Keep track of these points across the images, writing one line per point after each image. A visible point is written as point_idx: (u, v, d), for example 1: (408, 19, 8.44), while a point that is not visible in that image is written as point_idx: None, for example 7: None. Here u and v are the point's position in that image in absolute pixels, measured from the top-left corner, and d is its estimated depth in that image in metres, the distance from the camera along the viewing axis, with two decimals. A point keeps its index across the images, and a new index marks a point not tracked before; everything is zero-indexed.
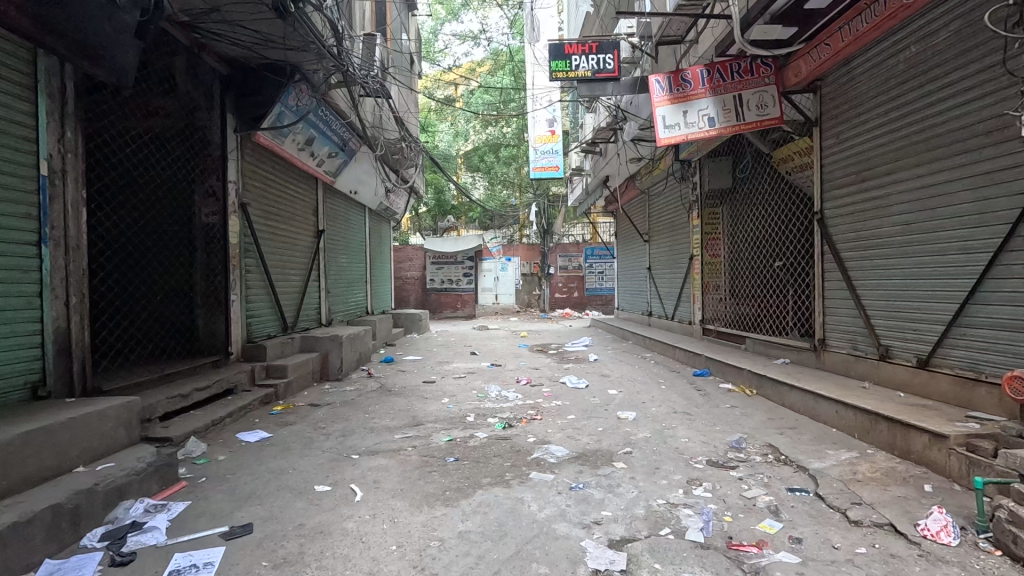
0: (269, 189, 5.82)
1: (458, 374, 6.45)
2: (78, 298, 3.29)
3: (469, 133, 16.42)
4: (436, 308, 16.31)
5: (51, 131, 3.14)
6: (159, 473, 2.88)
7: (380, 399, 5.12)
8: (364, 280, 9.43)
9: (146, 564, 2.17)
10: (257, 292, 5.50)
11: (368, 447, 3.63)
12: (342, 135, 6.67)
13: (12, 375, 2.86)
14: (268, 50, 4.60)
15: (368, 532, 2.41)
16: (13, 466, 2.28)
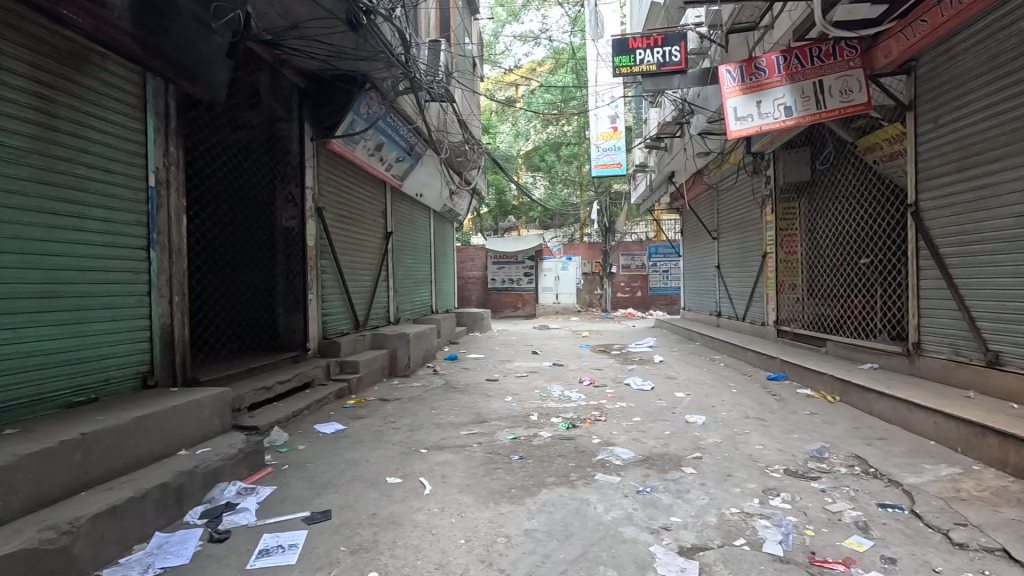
0: (343, 194, 6.13)
1: (521, 373, 6.48)
2: (179, 297, 3.63)
3: (530, 133, 16.44)
4: (497, 307, 16.51)
5: (157, 146, 3.49)
6: (249, 459, 3.12)
7: (445, 395, 5.26)
8: (429, 280, 9.72)
9: (239, 542, 2.36)
10: (332, 292, 5.81)
11: (436, 442, 3.74)
12: (409, 140, 6.90)
13: (126, 366, 3.20)
14: (341, 62, 4.84)
15: (436, 525, 2.49)
16: (128, 448, 2.55)
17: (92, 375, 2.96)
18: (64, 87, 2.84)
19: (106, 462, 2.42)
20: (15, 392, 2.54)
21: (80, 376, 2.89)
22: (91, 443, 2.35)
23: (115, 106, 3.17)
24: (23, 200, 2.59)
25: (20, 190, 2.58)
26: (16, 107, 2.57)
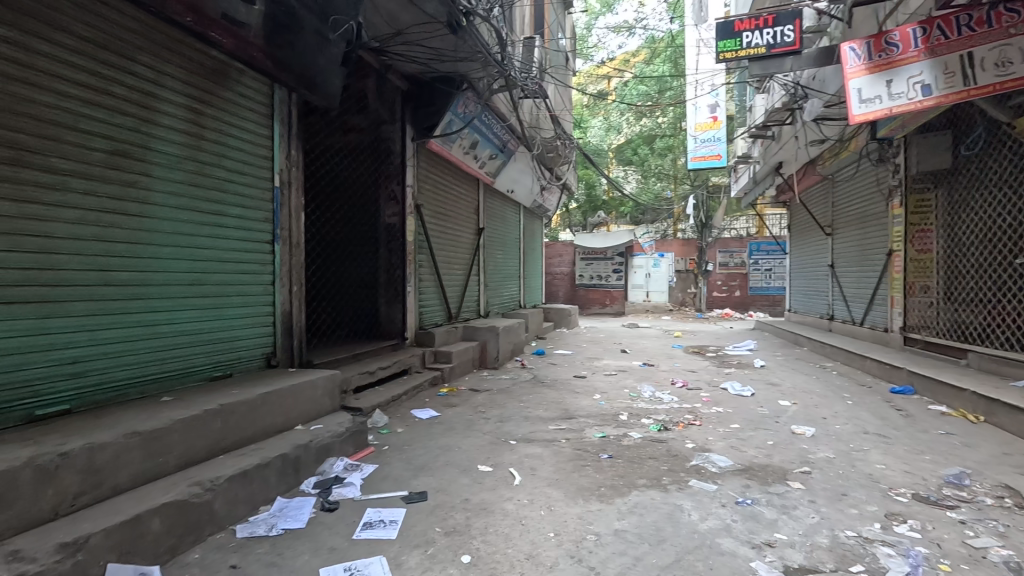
0: (439, 191, 6.40)
1: (609, 371, 6.37)
2: (297, 286, 4.02)
3: (622, 126, 16.00)
4: (584, 304, 16.32)
5: (281, 151, 3.86)
6: (354, 437, 3.38)
7: (533, 389, 5.32)
8: (517, 276, 9.85)
9: (347, 513, 2.57)
10: (428, 285, 6.08)
11: (524, 435, 3.80)
12: (502, 137, 7.04)
13: (254, 347, 3.59)
14: (441, 64, 5.05)
15: (526, 515, 2.53)
16: (255, 420, 2.87)
17: (227, 353, 3.36)
18: (211, 100, 3.24)
19: (237, 430, 2.74)
20: (169, 365, 2.95)
21: (218, 354, 3.29)
22: (228, 413, 2.68)
23: (248, 116, 3.55)
24: (178, 201, 3.00)
25: (176, 192, 2.99)
26: (174, 120, 2.97)
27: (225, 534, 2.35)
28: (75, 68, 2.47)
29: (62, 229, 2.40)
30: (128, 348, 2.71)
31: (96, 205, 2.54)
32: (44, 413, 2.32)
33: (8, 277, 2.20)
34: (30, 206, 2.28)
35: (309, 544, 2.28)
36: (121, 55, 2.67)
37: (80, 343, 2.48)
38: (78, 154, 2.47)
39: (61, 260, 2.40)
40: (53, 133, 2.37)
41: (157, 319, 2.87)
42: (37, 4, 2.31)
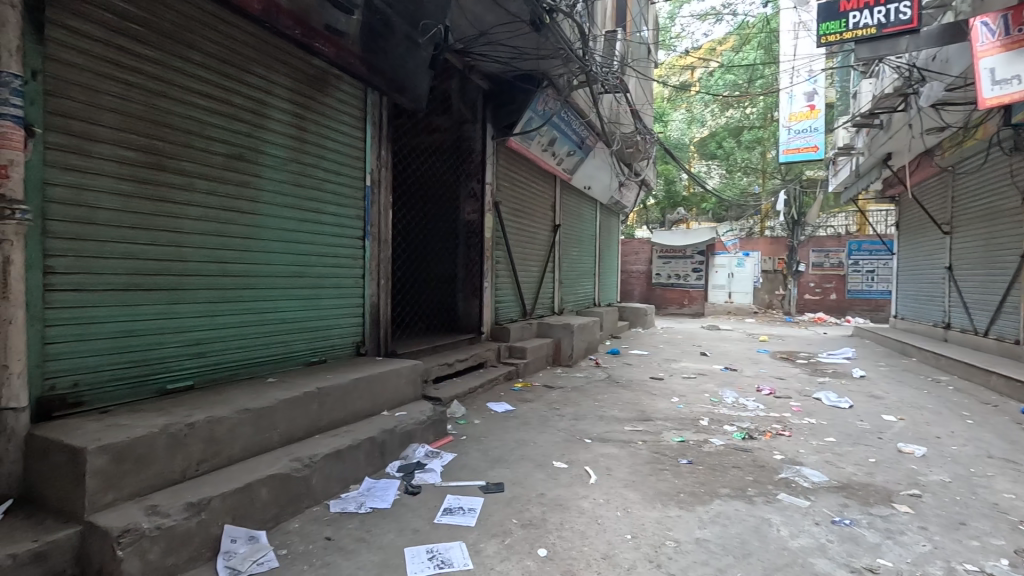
0: (517, 189, 6.47)
1: (688, 374, 6.14)
2: (384, 280, 4.23)
3: (706, 118, 15.27)
4: (661, 304, 15.81)
5: (372, 152, 4.09)
6: (435, 426, 3.52)
7: (608, 389, 5.25)
8: (592, 273, 9.74)
9: (429, 498, 2.69)
10: (504, 281, 6.19)
11: (600, 434, 3.77)
12: (581, 133, 7.00)
13: (345, 336, 3.84)
14: (522, 62, 5.10)
15: (602, 515, 2.51)
16: (347, 404, 3.07)
17: (322, 341, 3.62)
18: (312, 106, 3.49)
19: (331, 412, 2.95)
20: (273, 350, 3.23)
21: (315, 341, 3.55)
22: (323, 396, 2.90)
23: (344, 119, 3.79)
24: (283, 199, 3.27)
25: (281, 191, 3.26)
26: (281, 125, 3.25)
27: (320, 507, 2.55)
28: (201, 81, 2.76)
29: (188, 225, 2.70)
30: (240, 332, 3.00)
31: (216, 204, 2.84)
32: (173, 387, 2.64)
33: (146, 267, 2.51)
34: (164, 205, 2.59)
35: (395, 524, 2.41)
36: (240, 68, 2.96)
37: (202, 327, 2.79)
38: (202, 158, 2.76)
39: (187, 252, 2.70)
40: (183, 140, 2.67)
41: (263, 307, 3.15)
42: (173, 26, 2.61)
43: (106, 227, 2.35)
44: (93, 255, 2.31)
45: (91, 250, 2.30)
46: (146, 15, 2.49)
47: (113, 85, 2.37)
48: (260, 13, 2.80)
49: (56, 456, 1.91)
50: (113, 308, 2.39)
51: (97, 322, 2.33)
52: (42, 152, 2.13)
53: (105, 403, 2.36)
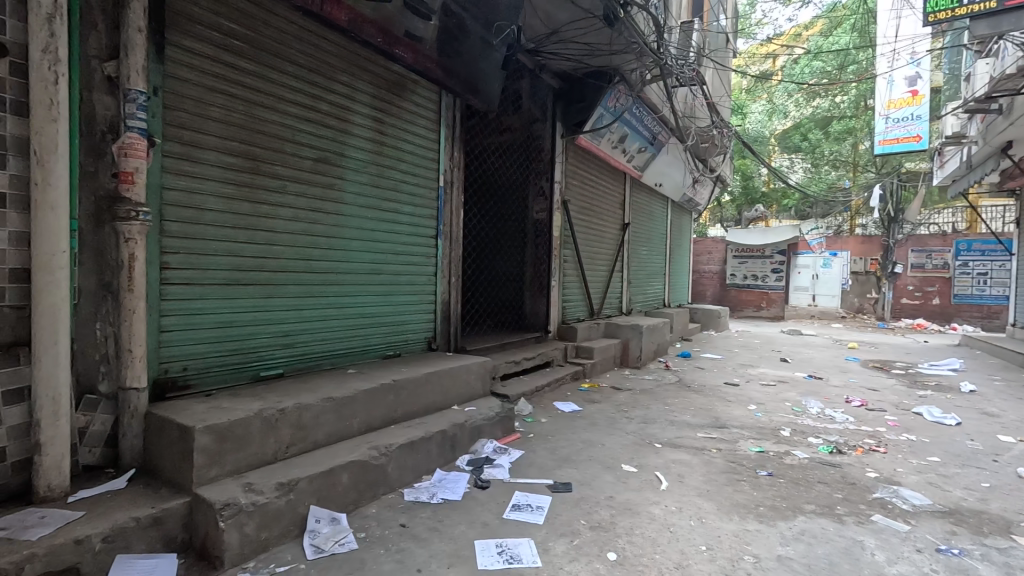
0: (586, 187, 6.39)
1: (766, 381, 5.79)
2: (455, 277, 4.34)
3: (789, 109, 14.34)
4: (735, 306, 15.02)
5: (446, 153, 4.20)
6: (503, 422, 3.56)
7: (679, 393, 5.07)
8: (662, 273, 9.44)
9: (497, 493, 2.73)
10: (571, 280, 6.15)
11: (671, 439, 3.65)
12: (653, 129, 6.82)
13: (419, 331, 3.98)
14: (593, 59, 5.04)
15: (674, 523, 2.43)
16: (421, 397, 3.18)
17: (397, 335, 3.78)
18: (392, 110, 3.65)
19: (406, 404, 3.07)
20: (354, 343, 3.41)
21: (390, 335, 3.71)
22: (399, 388, 3.02)
23: (420, 122, 3.92)
24: (363, 200, 3.43)
25: (362, 193, 3.43)
26: (363, 130, 3.42)
27: (395, 494, 2.66)
28: (293, 91, 2.96)
29: (281, 225, 2.91)
30: (324, 324, 3.19)
31: (305, 205, 3.03)
32: (266, 374, 2.86)
33: (244, 263, 2.74)
34: (260, 206, 2.80)
35: (465, 516, 2.47)
36: (327, 77, 3.15)
37: (291, 319, 2.99)
38: (293, 162, 2.96)
39: (279, 250, 2.91)
40: (276, 146, 2.88)
41: (345, 302, 3.33)
42: (270, 41, 2.82)
43: (211, 227, 2.58)
44: (200, 253, 2.54)
45: (199, 248, 2.54)
46: (247, 31, 2.71)
47: (219, 97, 2.60)
48: (346, 24, 2.96)
49: (169, 433, 2.14)
50: (216, 301, 2.62)
51: (203, 313, 2.56)
52: (160, 159, 2.38)
53: (208, 386, 2.60)
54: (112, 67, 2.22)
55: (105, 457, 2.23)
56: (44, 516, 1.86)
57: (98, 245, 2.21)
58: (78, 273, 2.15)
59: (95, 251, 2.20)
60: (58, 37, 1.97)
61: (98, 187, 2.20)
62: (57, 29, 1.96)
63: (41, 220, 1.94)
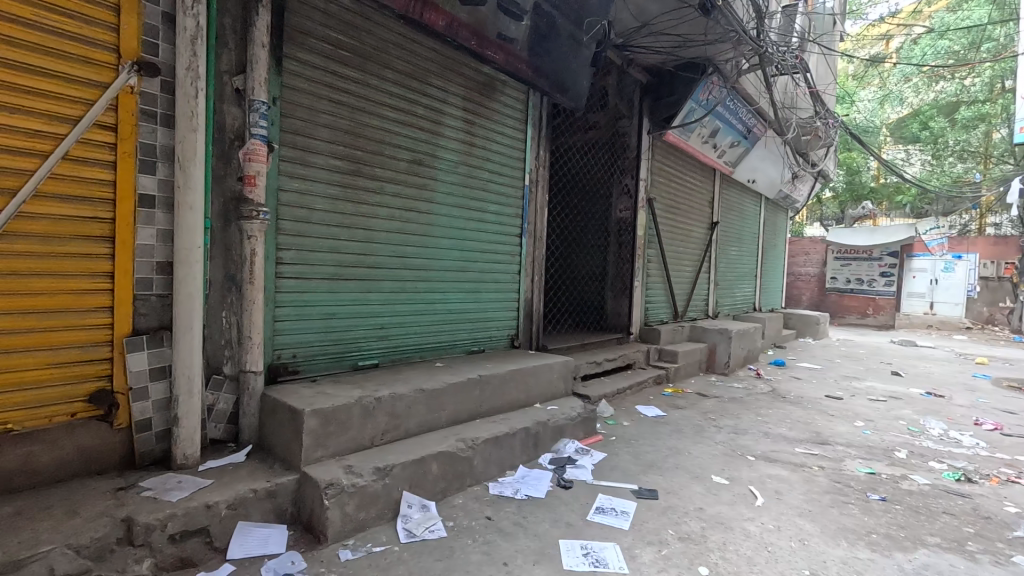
0: (673, 184, 6.16)
1: (875, 396, 5.25)
2: (537, 276, 4.36)
3: (906, 95, 12.96)
4: (836, 312, 13.84)
5: (532, 151, 4.23)
6: (585, 423, 3.52)
7: (773, 403, 4.75)
8: (753, 274, 8.89)
9: (581, 494, 2.70)
10: (655, 280, 5.95)
11: (765, 453, 3.42)
12: (747, 122, 6.41)
13: (502, 329, 4.04)
14: (684, 51, 4.85)
15: (773, 542, 2.27)
16: (505, 393, 3.23)
17: (482, 332, 3.86)
18: (482, 111, 3.73)
19: (491, 400, 3.13)
20: (441, 337, 3.52)
21: (475, 332, 3.80)
22: (484, 383, 3.08)
23: (508, 122, 3.97)
24: (453, 199, 3.54)
25: (452, 192, 3.54)
26: (454, 131, 3.52)
27: (480, 487, 2.72)
28: (392, 96, 3.11)
29: (378, 224, 3.07)
30: (415, 319, 3.33)
31: (400, 204, 3.18)
32: (363, 364, 3.04)
33: (346, 259, 2.92)
34: (361, 206, 2.98)
35: (549, 514, 2.48)
36: (422, 81, 3.28)
37: (386, 313, 3.15)
38: (390, 164, 3.12)
39: (377, 247, 3.07)
40: (376, 148, 3.04)
41: (434, 298, 3.45)
42: (372, 49, 2.99)
43: (319, 226, 2.78)
44: (310, 249, 2.76)
45: (308, 245, 2.75)
46: (353, 42, 2.89)
47: (328, 105, 2.80)
48: (444, 29, 3.06)
49: (281, 414, 2.33)
50: (322, 294, 2.83)
51: (311, 305, 2.77)
52: (277, 163, 2.60)
53: (314, 372, 2.81)
54: (240, 81, 2.45)
55: (227, 432, 2.48)
56: (181, 481, 2.10)
57: (225, 242, 2.45)
58: (209, 267, 2.40)
59: (223, 247, 2.45)
60: (198, 56, 2.21)
61: (226, 190, 2.45)
62: (198, 49, 2.21)
63: (182, 219, 2.20)
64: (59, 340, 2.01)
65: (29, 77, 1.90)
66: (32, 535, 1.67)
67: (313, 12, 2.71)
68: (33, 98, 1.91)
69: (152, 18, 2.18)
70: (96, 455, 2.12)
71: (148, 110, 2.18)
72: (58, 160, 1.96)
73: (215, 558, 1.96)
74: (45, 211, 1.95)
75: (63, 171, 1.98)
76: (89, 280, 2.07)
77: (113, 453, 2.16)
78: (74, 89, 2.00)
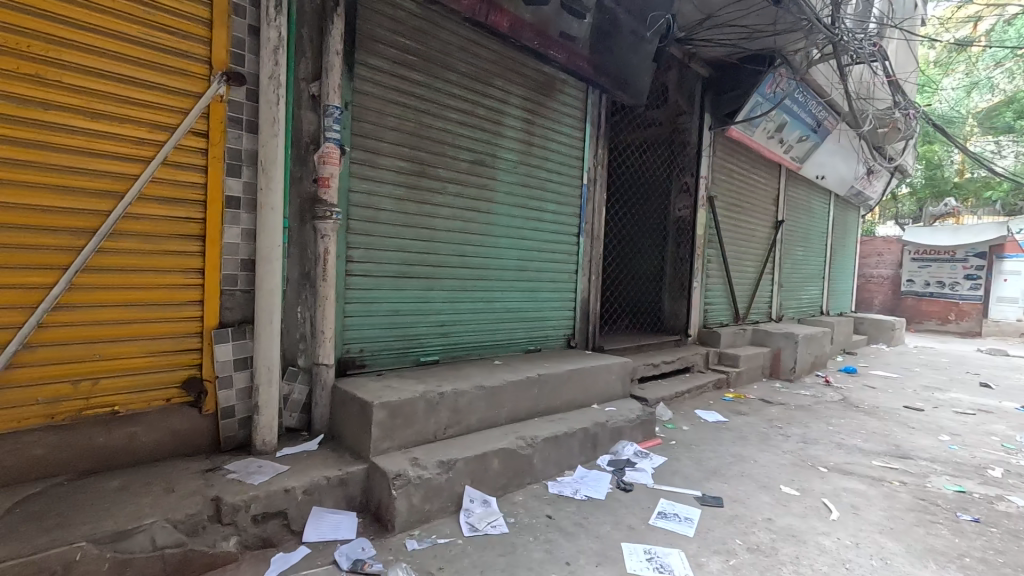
0: (735, 181, 5.93)
1: (962, 408, 4.85)
2: (595, 276, 4.32)
3: (996, 81, 11.37)
4: (913, 317, 12.92)
5: (591, 150, 4.19)
6: (644, 426, 3.45)
7: (846, 413, 4.48)
8: (821, 276, 8.43)
9: (642, 498, 2.66)
10: (715, 281, 5.75)
11: (839, 464, 3.23)
12: (817, 115, 6.08)
13: (559, 328, 4.03)
14: (751, 43, 4.67)
15: (851, 559, 2.15)
16: (562, 392, 3.22)
17: (539, 331, 3.87)
18: (541, 111, 3.74)
19: (549, 399, 3.13)
20: (499, 335, 3.56)
21: (532, 330, 3.81)
22: (542, 382, 3.09)
23: (567, 121, 3.96)
24: (512, 199, 3.56)
25: (511, 192, 3.57)
26: (514, 131, 3.55)
27: (539, 486, 2.73)
28: (455, 98, 3.17)
29: (441, 223, 3.14)
30: (474, 316, 3.39)
31: (461, 204, 3.24)
32: (425, 360, 3.12)
33: (410, 258, 3.01)
34: (425, 206, 3.06)
35: (610, 516, 2.45)
36: (484, 83, 3.33)
37: (447, 310, 3.22)
38: (453, 164, 3.19)
39: (439, 246, 3.14)
40: (439, 150, 3.11)
41: (492, 296, 3.49)
42: (437, 53, 3.06)
43: (386, 225, 2.88)
44: (377, 248, 2.86)
45: (376, 244, 2.85)
46: (419, 46, 2.97)
47: (395, 108, 2.89)
48: (507, 30, 3.09)
49: (351, 406, 2.43)
50: (387, 292, 2.92)
51: (377, 302, 2.88)
52: (348, 166, 2.71)
53: (380, 367, 2.91)
54: (316, 87, 2.57)
55: (301, 421, 2.62)
56: (261, 465, 2.24)
57: (301, 241, 2.58)
58: (287, 264, 2.54)
59: (300, 246, 2.58)
60: (279, 65, 2.34)
61: (303, 191, 2.58)
62: (280, 58, 2.34)
63: (265, 219, 2.34)
64: (156, 330, 2.19)
65: (134, 90, 2.07)
66: (136, 508, 1.82)
67: (383, 18, 2.80)
68: (138, 108, 2.08)
69: (239, 30, 2.33)
70: (187, 437, 2.29)
71: (235, 117, 2.34)
72: (159, 165, 2.13)
73: (291, 540, 2.07)
74: (146, 211, 2.13)
75: (163, 175, 2.16)
76: (183, 275, 2.24)
77: (202, 436, 2.33)
78: (172, 99, 2.17)
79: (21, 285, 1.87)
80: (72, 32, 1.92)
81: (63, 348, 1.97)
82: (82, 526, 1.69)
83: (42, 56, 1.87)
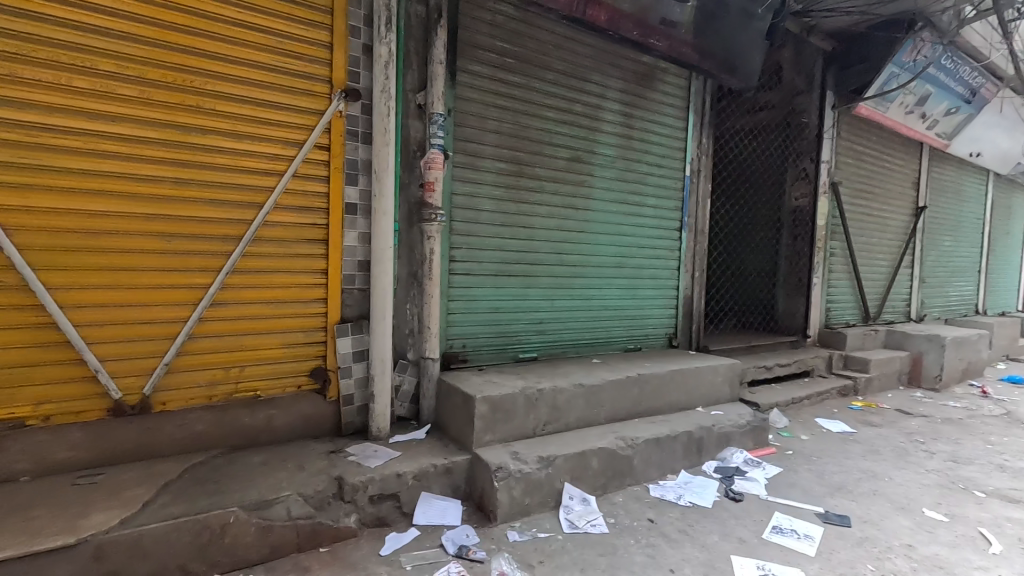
0: (864, 165, 5.30)
1: None
2: (699, 273, 4.10)
3: None
4: None
5: (694, 139, 3.98)
6: (756, 433, 3.21)
7: (1010, 430, 3.81)
8: (976, 269, 7.24)
9: (754, 509, 2.48)
10: (839, 277, 5.19)
11: (1001, 490, 2.77)
12: (972, 83, 5.22)
13: (659, 326, 3.89)
14: (884, 7, 4.12)
15: None
16: (664, 394, 3.11)
17: (639, 329, 3.76)
18: (640, 103, 3.62)
19: (650, 400, 3.04)
20: (598, 333, 3.52)
21: (631, 329, 3.72)
22: (643, 382, 3.00)
23: (668, 111, 3.80)
24: (610, 195, 3.50)
25: (610, 188, 3.50)
26: (612, 126, 3.48)
27: (641, 488, 2.66)
28: (552, 97, 3.19)
29: (538, 222, 3.18)
30: (572, 314, 3.38)
31: (558, 202, 3.25)
32: (524, 356, 3.17)
33: (509, 256, 3.08)
34: (523, 206, 3.11)
35: (718, 526, 2.32)
36: (580, 78, 3.30)
37: (545, 308, 3.25)
38: (551, 163, 3.20)
39: (537, 245, 3.18)
40: (538, 149, 3.15)
41: (590, 293, 3.45)
42: (534, 53, 3.09)
43: (486, 226, 2.98)
44: (478, 248, 2.96)
45: (477, 244, 2.96)
46: (517, 49, 3.03)
47: (494, 111, 2.97)
48: (606, 23, 3.01)
49: (455, 398, 2.55)
50: (488, 290, 3.02)
51: (478, 299, 2.98)
52: (451, 169, 2.84)
53: (481, 362, 3.01)
54: (421, 97, 2.73)
55: (410, 411, 2.80)
56: (376, 450, 2.43)
57: (409, 242, 2.76)
58: (397, 264, 2.72)
59: (408, 247, 2.76)
60: (390, 79, 2.51)
61: (410, 196, 2.75)
62: (390, 73, 2.51)
63: (378, 223, 2.53)
64: (288, 325, 2.46)
65: (271, 112, 2.35)
66: (275, 481, 2.07)
67: (482, 25, 2.89)
68: (274, 128, 2.36)
69: (355, 50, 2.53)
70: (314, 421, 2.55)
71: (352, 130, 2.55)
72: (290, 177, 2.40)
73: (403, 521, 2.23)
74: (281, 219, 2.40)
75: (294, 186, 2.42)
76: (310, 275, 2.50)
77: (326, 420, 2.58)
78: (300, 117, 2.42)
79: (187, 285, 2.21)
80: (222, 66, 2.22)
81: (217, 339, 2.29)
82: (234, 494, 1.95)
83: (203, 90, 2.19)
